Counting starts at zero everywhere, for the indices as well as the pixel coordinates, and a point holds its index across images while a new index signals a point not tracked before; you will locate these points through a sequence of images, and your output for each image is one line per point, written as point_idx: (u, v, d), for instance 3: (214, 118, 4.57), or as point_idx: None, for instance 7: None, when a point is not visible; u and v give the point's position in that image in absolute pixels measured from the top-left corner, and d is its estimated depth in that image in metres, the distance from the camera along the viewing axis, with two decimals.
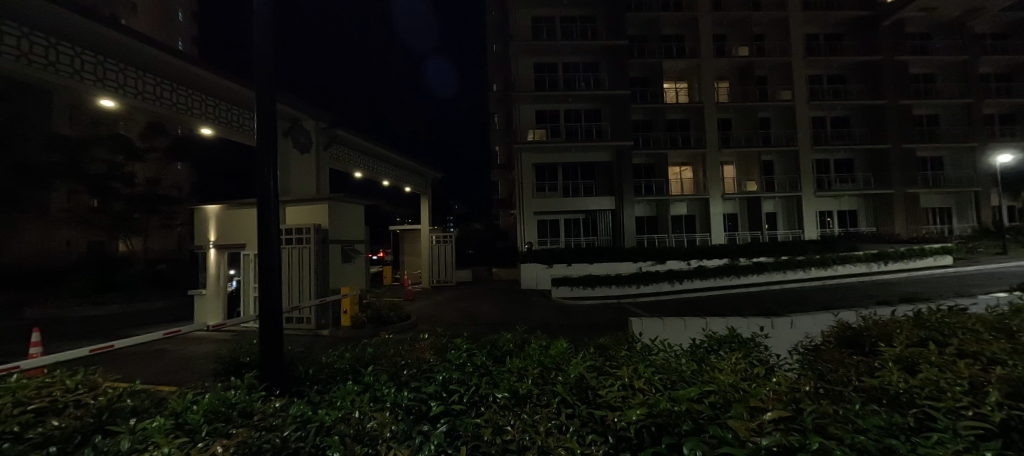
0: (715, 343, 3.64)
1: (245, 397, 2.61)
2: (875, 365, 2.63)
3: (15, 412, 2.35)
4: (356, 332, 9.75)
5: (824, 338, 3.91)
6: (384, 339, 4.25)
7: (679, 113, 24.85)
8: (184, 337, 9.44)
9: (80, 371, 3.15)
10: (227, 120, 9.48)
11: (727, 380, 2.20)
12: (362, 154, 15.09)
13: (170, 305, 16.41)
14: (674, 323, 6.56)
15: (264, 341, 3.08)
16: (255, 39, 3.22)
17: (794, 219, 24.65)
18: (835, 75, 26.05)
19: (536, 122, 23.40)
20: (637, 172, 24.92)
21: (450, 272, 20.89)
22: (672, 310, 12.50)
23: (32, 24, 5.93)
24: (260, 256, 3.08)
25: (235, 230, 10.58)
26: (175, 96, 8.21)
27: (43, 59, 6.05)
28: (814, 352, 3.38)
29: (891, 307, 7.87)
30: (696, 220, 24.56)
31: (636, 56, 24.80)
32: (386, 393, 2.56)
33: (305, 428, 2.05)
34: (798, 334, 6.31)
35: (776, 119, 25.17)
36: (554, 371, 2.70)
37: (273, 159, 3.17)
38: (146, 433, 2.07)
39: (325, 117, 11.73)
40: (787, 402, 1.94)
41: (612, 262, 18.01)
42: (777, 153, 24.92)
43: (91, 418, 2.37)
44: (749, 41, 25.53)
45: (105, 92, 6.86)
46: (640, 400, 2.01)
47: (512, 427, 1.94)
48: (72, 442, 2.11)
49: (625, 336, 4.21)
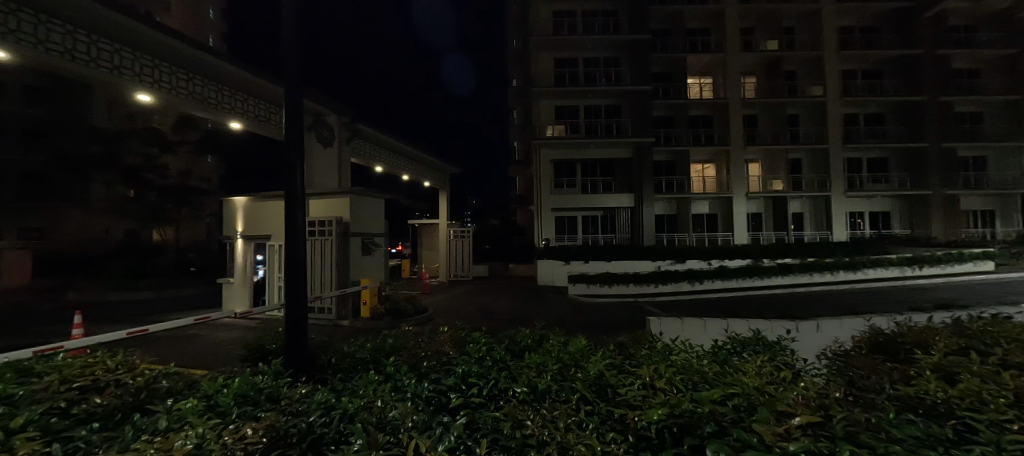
0: (738, 345, 3.53)
1: (273, 382, 2.69)
2: (911, 373, 2.51)
3: (61, 389, 2.51)
4: (374, 323, 9.95)
5: (854, 343, 3.74)
6: (405, 329, 4.32)
7: (702, 110, 24.22)
8: (213, 323, 9.85)
9: (120, 352, 3.32)
10: (254, 115, 9.76)
11: (753, 383, 2.13)
12: (383, 148, 15.35)
13: (199, 292, 17.18)
14: (695, 323, 6.48)
15: (289, 329, 3.20)
16: (283, 40, 3.31)
17: (822, 220, 23.78)
18: (870, 70, 24.91)
19: (555, 117, 23.16)
20: (657, 170, 24.41)
21: (467, 266, 21.08)
22: (690, 311, 12.33)
23: (77, 23, 6.22)
24: (287, 250, 3.20)
25: (261, 221, 10.89)
26: (207, 91, 8.52)
27: (86, 55, 6.37)
28: (843, 357, 3.24)
29: (927, 315, 7.48)
30: (718, 219, 24.00)
31: (659, 51, 24.28)
32: (406, 383, 2.62)
33: (328, 415, 2.11)
34: (826, 338, 6.09)
35: (805, 116, 24.30)
36: (573, 368, 2.69)
37: (301, 154, 3.27)
38: (181, 413, 2.17)
39: (348, 112, 11.92)
40: (816, 408, 1.87)
41: (631, 261, 17.78)
42: (805, 152, 24.11)
43: (131, 396, 2.50)
44: (778, 34, 24.73)
45: (141, 86, 7.17)
46: (661, 399, 1.98)
47: (530, 422, 1.94)
48: (113, 419, 2.25)
49: (644, 335, 4.10)
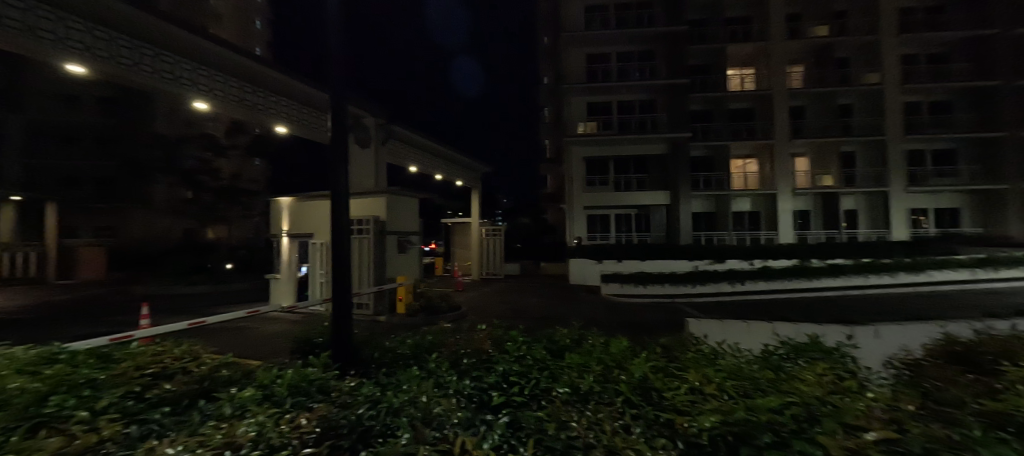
0: (791, 351, 3.34)
1: (322, 374, 2.81)
2: (997, 388, 2.28)
3: (136, 374, 2.73)
4: (409, 319, 10.19)
5: (927, 353, 3.43)
6: (443, 326, 4.39)
7: (743, 102, 23.11)
8: (262, 316, 10.43)
9: (184, 342, 3.58)
10: (299, 119, 10.20)
11: (813, 391, 2.01)
12: (418, 148, 15.69)
13: (249, 287, 18.22)
14: (741, 327, 6.21)
15: (336, 323, 3.33)
16: (328, 49, 3.42)
17: (878, 218, 22.15)
18: (934, 54, 22.91)
19: (587, 114, 22.82)
20: (695, 166, 23.53)
21: (498, 264, 21.34)
22: (731, 313, 11.84)
23: (144, 38, 6.74)
24: (333, 249, 3.34)
25: (305, 219, 11.40)
26: (256, 97, 8.98)
27: (151, 68, 6.88)
28: (913, 366, 2.99)
29: (1005, 321, 6.78)
30: (761, 217, 22.84)
31: (697, 42, 23.37)
32: (448, 379, 2.66)
33: (376, 408, 2.18)
34: (890, 346, 5.65)
35: (859, 106, 22.69)
36: (616, 370, 2.63)
37: (345, 157, 3.39)
38: (241, 401, 2.30)
39: (385, 113, 12.24)
40: (888, 422, 1.73)
41: (668, 260, 17.29)
42: (859, 144, 22.51)
43: (196, 383, 2.68)
44: (827, 19, 23.20)
45: (197, 94, 7.66)
46: (713, 406, 1.91)
47: (576, 423, 1.92)
48: (181, 403, 2.42)
49: (687, 338, 3.97)
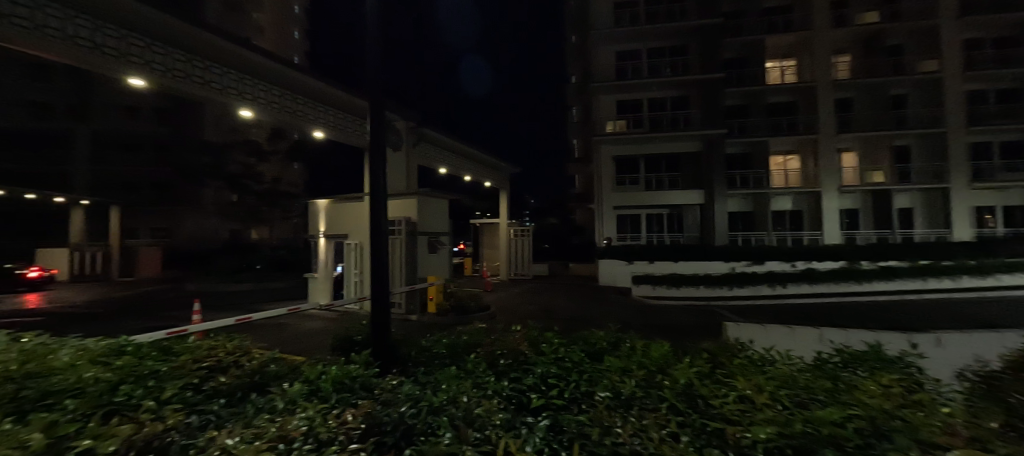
0: (849, 360, 3.12)
1: (363, 371, 2.88)
2: None
3: (194, 367, 2.90)
4: (441, 319, 10.33)
5: (1006, 365, 3.12)
6: (476, 326, 4.40)
7: (784, 96, 22.02)
8: (302, 313, 10.86)
9: (234, 338, 3.76)
10: (337, 124, 10.56)
11: (878, 404, 1.87)
12: (448, 150, 15.91)
13: (289, 285, 19.04)
14: (787, 332, 5.91)
15: (375, 323, 3.41)
16: (367, 55, 3.53)
17: (937, 217, 20.56)
18: (1001, 37, 21.05)
19: (617, 112, 22.41)
20: (731, 163, 22.64)
21: (527, 265, 21.28)
22: (771, 317, 11.31)
23: (196, 51, 7.18)
24: (373, 250, 3.43)
25: (342, 221, 11.78)
26: (297, 104, 9.37)
27: (201, 78, 7.32)
28: (991, 379, 2.72)
29: None
30: (803, 217, 21.68)
31: (733, 34, 22.47)
32: (486, 380, 2.67)
33: (417, 407, 2.21)
34: (961, 356, 5.19)
35: (914, 97, 21.15)
36: (659, 375, 2.56)
37: (383, 160, 3.47)
38: (290, 395, 2.40)
39: (417, 116, 12.49)
40: (969, 441, 1.59)
41: (703, 261, 16.73)
42: (914, 138, 20.98)
43: (248, 377, 2.81)
44: (877, 4, 21.74)
45: (242, 102, 8.07)
46: (767, 417, 1.82)
47: (621, 429, 1.87)
48: (234, 396, 2.56)
49: (730, 343, 3.80)
